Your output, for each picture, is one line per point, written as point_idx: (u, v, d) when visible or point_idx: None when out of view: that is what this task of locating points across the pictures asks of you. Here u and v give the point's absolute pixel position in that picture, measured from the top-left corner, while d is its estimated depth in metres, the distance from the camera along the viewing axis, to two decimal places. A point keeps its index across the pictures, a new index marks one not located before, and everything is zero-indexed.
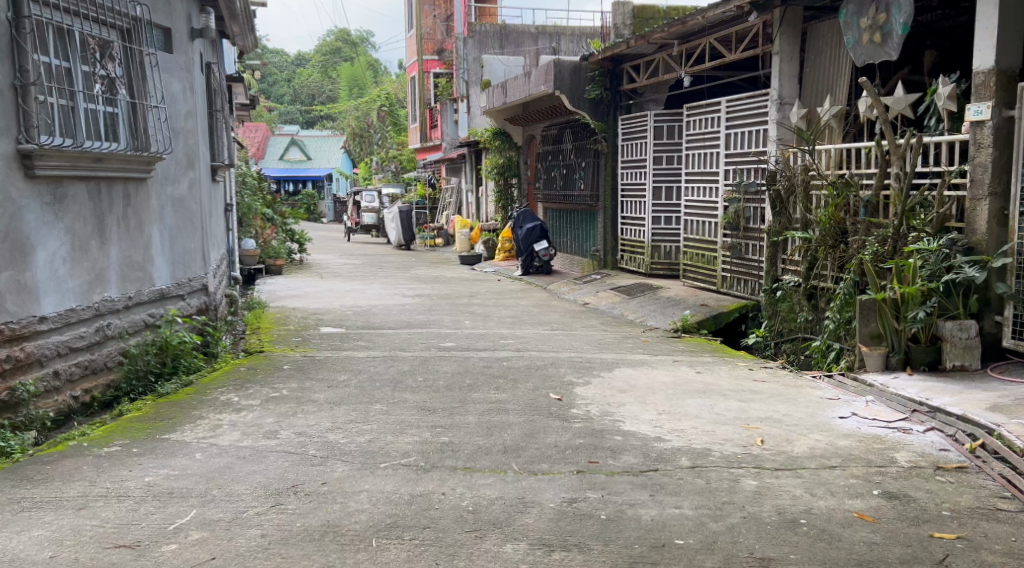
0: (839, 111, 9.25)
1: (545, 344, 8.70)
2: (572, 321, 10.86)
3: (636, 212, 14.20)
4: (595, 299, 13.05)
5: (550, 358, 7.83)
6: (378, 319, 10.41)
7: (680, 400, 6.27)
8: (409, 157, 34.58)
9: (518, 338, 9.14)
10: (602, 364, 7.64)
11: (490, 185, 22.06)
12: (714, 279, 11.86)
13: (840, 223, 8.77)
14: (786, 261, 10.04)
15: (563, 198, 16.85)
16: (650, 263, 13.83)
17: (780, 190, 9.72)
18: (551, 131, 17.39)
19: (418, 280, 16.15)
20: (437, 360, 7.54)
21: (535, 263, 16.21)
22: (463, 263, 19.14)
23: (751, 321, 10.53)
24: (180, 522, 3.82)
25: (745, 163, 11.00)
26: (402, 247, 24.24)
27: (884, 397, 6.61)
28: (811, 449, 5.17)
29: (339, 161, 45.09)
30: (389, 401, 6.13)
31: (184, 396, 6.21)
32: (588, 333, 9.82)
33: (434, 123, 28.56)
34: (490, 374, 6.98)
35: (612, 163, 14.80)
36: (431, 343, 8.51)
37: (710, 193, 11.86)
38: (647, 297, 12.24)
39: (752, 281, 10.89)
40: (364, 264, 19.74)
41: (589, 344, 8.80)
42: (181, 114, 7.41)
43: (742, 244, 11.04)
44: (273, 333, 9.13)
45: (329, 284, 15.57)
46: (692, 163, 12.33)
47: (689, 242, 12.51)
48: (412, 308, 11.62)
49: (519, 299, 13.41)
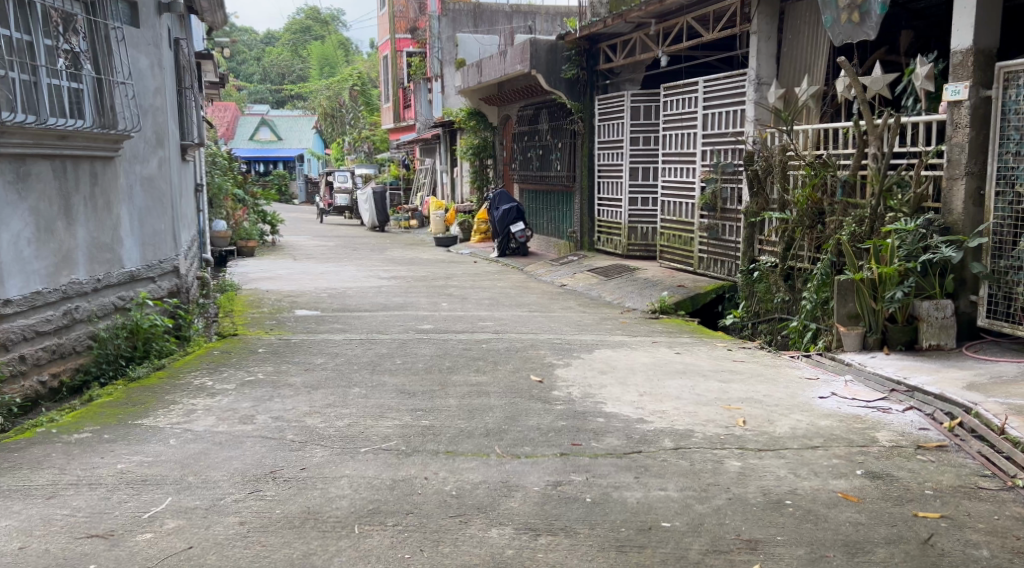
0: (816, 91, 9.22)
1: (523, 326, 8.65)
2: (550, 303, 10.82)
3: (612, 193, 14.17)
4: (571, 281, 13.03)
5: (529, 340, 7.78)
6: (355, 302, 10.31)
7: (660, 381, 6.25)
8: (383, 138, 34.34)
9: (496, 320, 9.08)
10: (581, 346, 7.62)
11: (465, 166, 21.93)
12: (690, 260, 11.88)
13: (818, 204, 8.82)
14: (763, 242, 10.06)
15: (538, 179, 16.78)
16: (627, 245, 13.81)
17: (757, 170, 9.72)
18: (527, 111, 17.29)
19: (393, 262, 16.05)
20: (416, 343, 7.47)
21: (511, 244, 16.16)
22: (438, 244, 19.05)
23: (728, 302, 10.56)
24: (155, 510, 3.74)
25: (722, 144, 10.99)
26: (376, 229, 24.10)
27: (862, 376, 6.63)
28: (793, 429, 5.15)
29: (311, 142, 44.72)
30: (368, 384, 6.06)
31: (156, 381, 6.10)
32: (566, 314, 9.79)
33: (408, 103, 28.35)
34: (469, 356, 6.93)
35: (589, 144, 14.72)
36: (410, 326, 8.43)
37: (687, 174, 11.85)
38: (624, 279, 12.23)
39: (729, 261, 10.90)
40: (337, 246, 19.60)
41: (567, 326, 8.76)
42: (150, 91, 7.27)
43: (719, 225, 11.05)
44: (247, 315, 9.01)
45: (302, 266, 15.42)
46: (668, 143, 12.30)
47: (666, 223, 12.51)
48: (388, 290, 11.53)
49: (496, 281, 13.35)
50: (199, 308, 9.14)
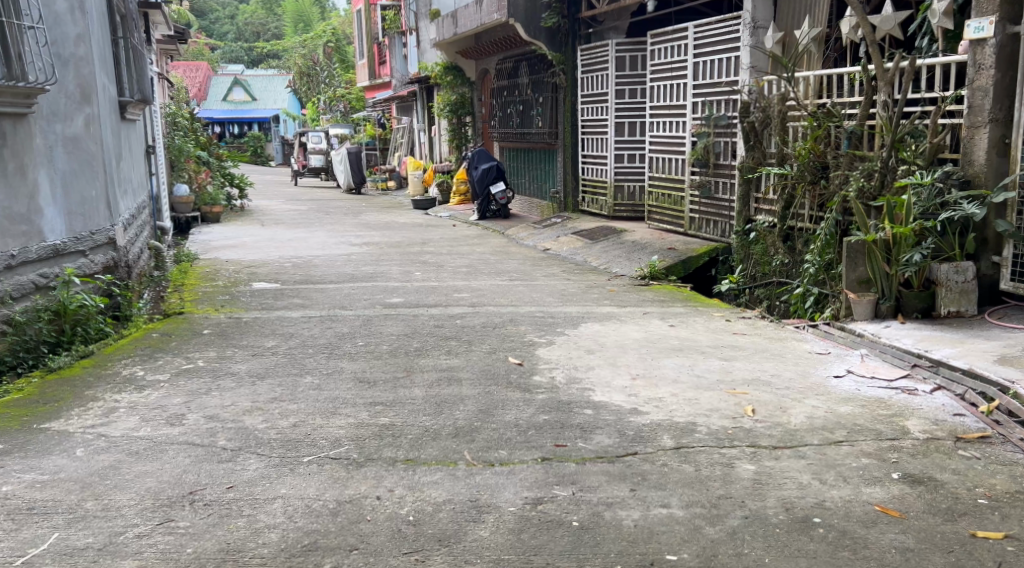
0: (818, 34, 8.38)
1: (501, 297, 7.92)
2: (531, 269, 10.08)
3: (597, 150, 13.38)
4: (555, 245, 12.29)
5: (507, 314, 7.04)
6: (320, 272, 9.54)
7: (654, 361, 5.52)
8: (358, 96, 33.37)
9: (472, 290, 8.34)
10: (564, 321, 6.89)
11: (442, 124, 21.03)
12: (681, 221, 11.15)
13: (821, 158, 8.09)
14: (759, 200, 9.33)
15: (518, 137, 15.95)
16: (613, 205, 13.06)
17: (754, 121, 9.01)
18: (506, 65, 16.43)
19: (367, 227, 15.25)
20: (381, 321, 6.71)
21: (491, 206, 15.38)
22: (416, 207, 18.25)
23: (722, 265, 9.87)
24: (33, 554, 3.06)
25: (714, 95, 10.21)
26: (352, 191, 23.25)
27: (877, 351, 5.87)
28: (810, 419, 4.41)
29: (287, 101, 43.53)
30: (323, 372, 5.32)
31: (78, 371, 5.38)
32: (548, 283, 9.07)
33: (383, 59, 27.40)
34: (440, 336, 6.19)
35: (571, 98, 13.95)
36: (377, 300, 7.68)
37: (677, 128, 11.09)
38: (611, 242, 11.50)
39: (722, 222, 10.19)
40: (310, 210, 18.78)
41: (548, 296, 8.02)
42: (68, 39, 6.53)
43: (711, 182, 10.33)
44: (198, 291, 8.23)
45: (270, 231, 14.63)
46: (657, 95, 11.50)
47: (654, 181, 11.77)
48: (359, 258, 10.76)
49: (474, 245, 12.59)
50: (145, 287, 8.36)
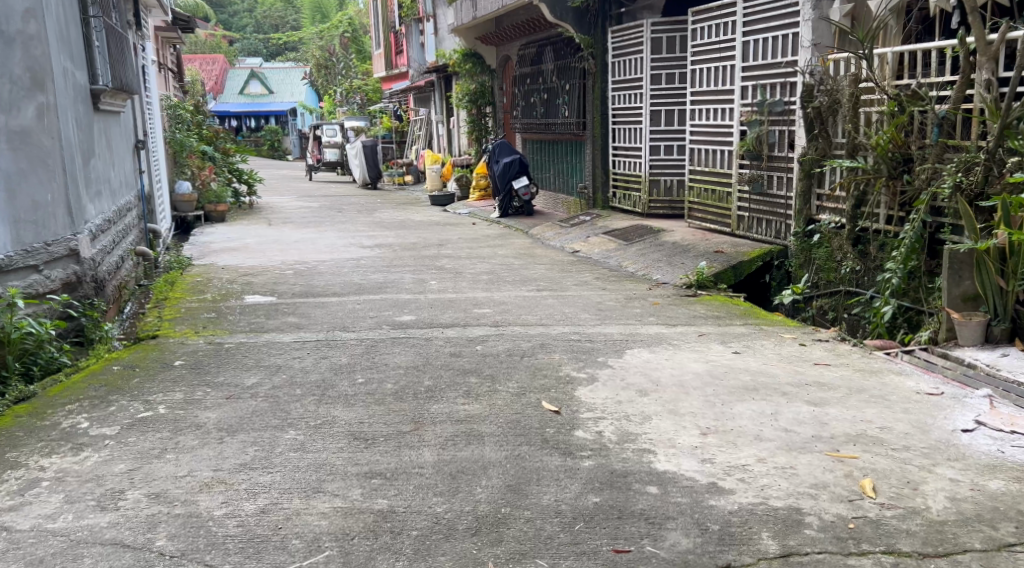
0: (897, 4, 7.18)
1: (530, 314, 6.81)
2: (561, 276, 8.97)
3: (630, 141, 12.23)
4: (585, 246, 11.18)
5: (538, 338, 5.93)
6: (324, 282, 8.48)
7: (725, 407, 4.39)
8: (375, 87, 32.33)
9: (496, 305, 7.24)
10: (606, 346, 5.76)
11: (461, 115, 19.92)
12: (727, 220, 10.04)
13: (902, 149, 6.98)
14: (823, 199, 8.25)
15: (543, 127, 14.82)
16: (647, 202, 11.92)
17: (819, 107, 7.93)
18: (529, 50, 15.30)
19: (381, 226, 14.19)
20: (387, 348, 5.63)
21: (514, 203, 14.30)
22: (434, 204, 17.18)
23: (777, 271, 8.76)
24: None
25: (767, 78, 9.13)
26: (368, 186, 22.22)
27: (1004, 390, 4.64)
28: (954, 503, 3.27)
29: (304, 94, 42.52)
30: (310, 423, 4.24)
31: (7, 423, 4.29)
32: (582, 293, 7.94)
33: (400, 49, 26.36)
34: (457, 368, 5.08)
35: (601, 86, 12.82)
36: (384, 319, 6.59)
37: (723, 116, 9.99)
38: (648, 243, 10.38)
39: (776, 221, 9.11)
40: (322, 207, 17.75)
41: (584, 312, 6.90)
42: (14, 13, 5.49)
43: (764, 177, 9.22)
44: (181, 306, 7.17)
45: (276, 231, 13.60)
46: (699, 80, 10.45)
47: (695, 176, 10.66)
48: (369, 264, 9.68)
49: (496, 247, 11.50)
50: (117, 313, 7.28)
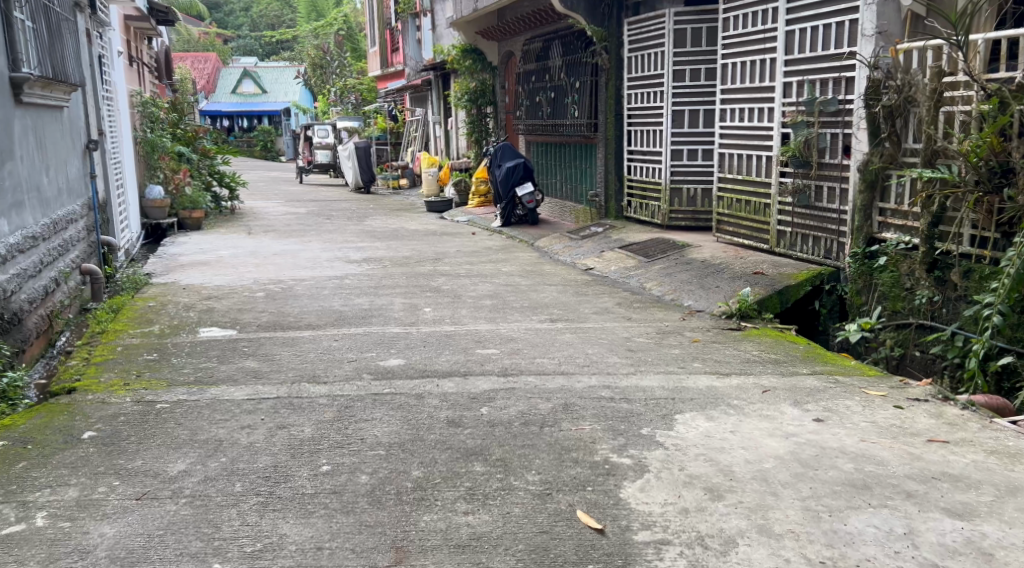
0: None
1: (545, 357, 5.53)
2: (577, 302, 7.68)
3: (649, 144, 10.98)
4: (599, 262, 9.92)
5: (558, 395, 4.66)
6: (298, 309, 7.20)
7: (835, 523, 3.15)
8: (369, 86, 30.99)
9: (503, 343, 5.97)
10: (647, 408, 4.48)
11: (460, 115, 18.67)
12: (765, 236, 8.80)
13: (1001, 156, 5.78)
14: (886, 215, 6.97)
15: (549, 129, 13.55)
16: (668, 212, 10.66)
17: (890, 105, 6.68)
18: (534, 44, 14.07)
19: (372, 236, 12.92)
20: (365, 412, 4.35)
21: (517, 211, 12.99)
22: (430, 210, 15.93)
23: (828, 296, 7.59)
24: None
25: (814, 73, 7.87)
26: (361, 190, 20.95)
27: None
28: None
29: (297, 94, 41.23)
30: (246, 550, 2.97)
31: None
32: (603, 326, 6.67)
33: (396, 46, 25.14)
34: (457, 449, 3.81)
35: (615, 83, 11.57)
36: (365, 364, 5.33)
37: (761, 117, 8.76)
38: (673, 261, 9.13)
39: (826, 239, 7.86)
40: (310, 213, 16.47)
41: (610, 355, 5.62)
42: None
43: (812, 188, 7.98)
44: (119, 343, 5.88)
45: (255, 241, 12.31)
46: (732, 77, 9.22)
47: (726, 185, 9.44)
48: (354, 284, 8.41)
49: (499, 262, 10.23)
50: (42, 349, 5.98)
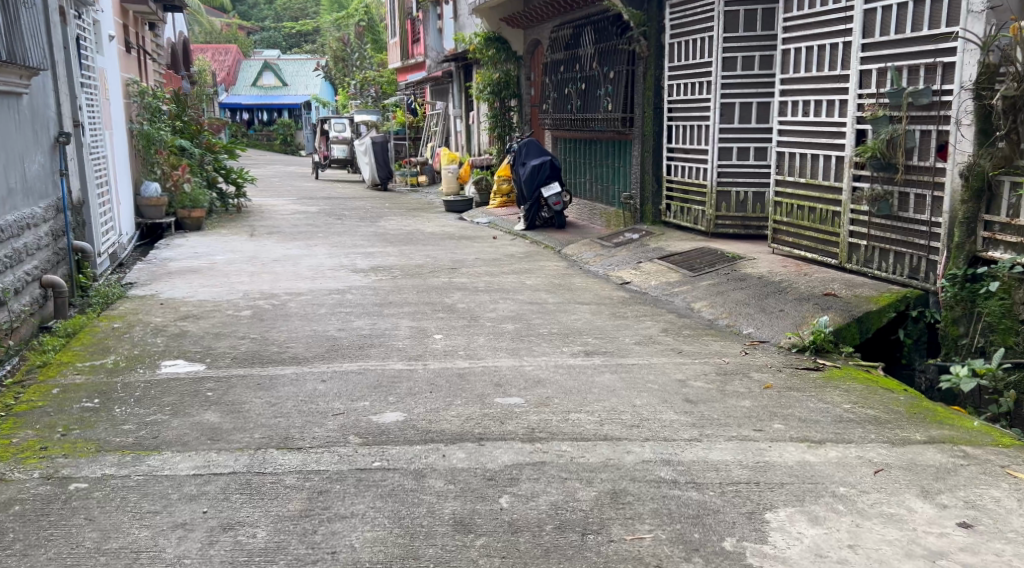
0: None
1: (581, 411, 4.39)
2: (614, 328, 6.53)
3: (692, 141, 9.78)
4: (637, 275, 8.75)
5: (602, 477, 3.53)
6: (286, 332, 6.10)
7: None
8: (391, 79, 29.66)
9: (528, 388, 4.82)
10: (726, 501, 3.34)
11: (482, 109, 17.55)
12: (833, 248, 7.61)
13: None
14: (995, 229, 5.81)
15: (579, 124, 12.36)
16: (713, 218, 9.48)
17: (1011, 96, 5.55)
18: (564, 31, 12.89)
19: (384, 239, 11.81)
20: (342, 504, 3.24)
21: (542, 213, 11.83)
22: (449, 210, 14.80)
23: (914, 324, 6.42)
24: None
25: (901, 59, 6.68)
26: (377, 187, 19.87)
27: None
28: None
29: (319, 87, 40.23)
30: None
31: None
32: (649, 363, 5.51)
33: (417, 37, 24.07)
34: None
35: (655, 72, 10.38)
36: (354, 419, 4.20)
37: (832, 110, 7.56)
38: (724, 277, 7.94)
39: (912, 255, 6.66)
40: (321, 212, 15.40)
41: (666, 409, 4.47)
42: None
43: (896, 194, 6.79)
44: (57, 380, 4.79)
45: (256, 245, 11.23)
46: (794, 65, 8.03)
47: (786, 190, 8.25)
48: (356, 302, 7.30)
49: (524, 274, 9.08)
50: None
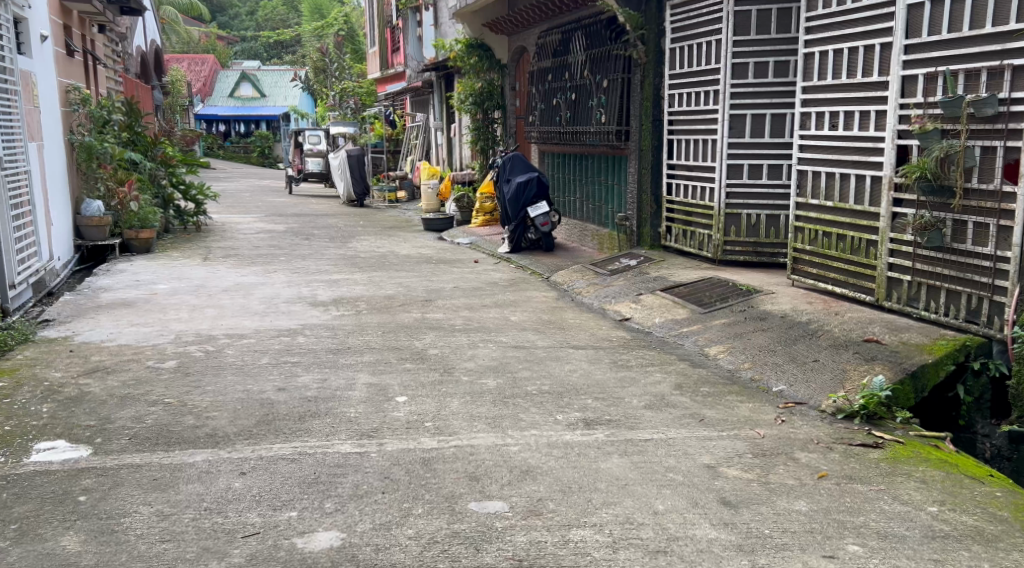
0: None
1: (586, 526, 3.25)
2: (617, 384, 5.37)
3: (696, 157, 8.68)
4: (638, 310, 7.61)
5: None
6: (215, 392, 4.93)
7: None
8: (370, 90, 28.39)
9: (513, 483, 3.66)
10: None
11: (464, 121, 16.43)
12: (868, 283, 6.49)
13: None
14: None
15: (568, 137, 11.25)
16: (721, 244, 8.39)
17: None
18: (550, 37, 11.80)
19: (352, 264, 10.62)
20: None
21: (528, 235, 10.69)
22: (428, 229, 13.65)
23: (975, 379, 5.31)
24: None
25: (955, 62, 5.59)
26: (353, 203, 18.69)
27: None
28: None
29: (297, 98, 38.98)
30: None
31: None
32: (665, 439, 4.35)
33: (396, 46, 22.95)
34: None
35: (654, 80, 9.28)
36: (276, 545, 3.05)
37: (865, 123, 6.47)
38: (741, 314, 6.82)
39: (971, 296, 5.56)
40: (288, 231, 14.20)
41: (698, 521, 3.34)
42: None
43: (949, 222, 5.68)
44: None
45: (208, 271, 10.02)
46: (820, 72, 6.94)
47: (807, 214, 7.15)
48: (308, 347, 6.13)
49: (508, 307, 7.92)
50: None
